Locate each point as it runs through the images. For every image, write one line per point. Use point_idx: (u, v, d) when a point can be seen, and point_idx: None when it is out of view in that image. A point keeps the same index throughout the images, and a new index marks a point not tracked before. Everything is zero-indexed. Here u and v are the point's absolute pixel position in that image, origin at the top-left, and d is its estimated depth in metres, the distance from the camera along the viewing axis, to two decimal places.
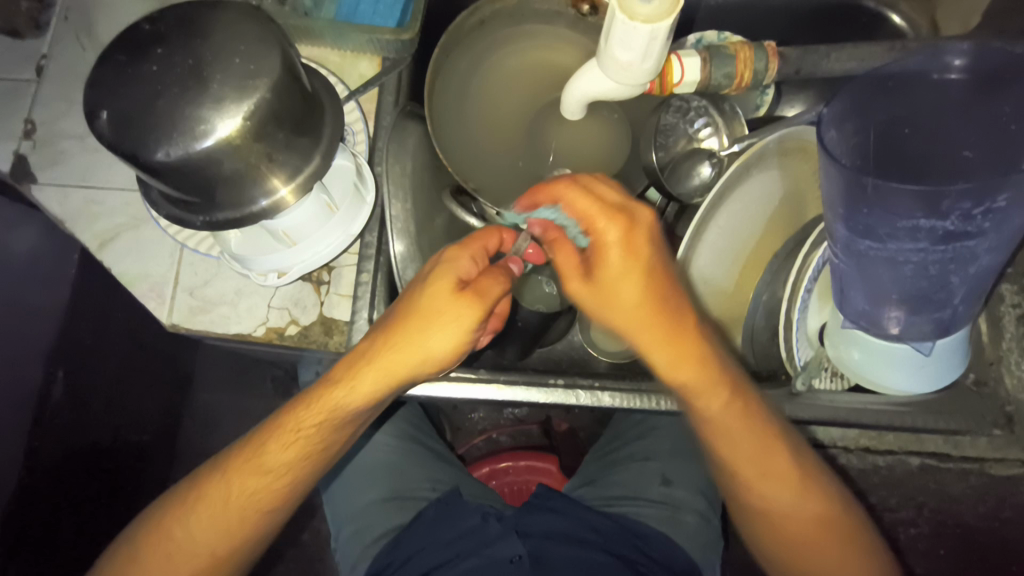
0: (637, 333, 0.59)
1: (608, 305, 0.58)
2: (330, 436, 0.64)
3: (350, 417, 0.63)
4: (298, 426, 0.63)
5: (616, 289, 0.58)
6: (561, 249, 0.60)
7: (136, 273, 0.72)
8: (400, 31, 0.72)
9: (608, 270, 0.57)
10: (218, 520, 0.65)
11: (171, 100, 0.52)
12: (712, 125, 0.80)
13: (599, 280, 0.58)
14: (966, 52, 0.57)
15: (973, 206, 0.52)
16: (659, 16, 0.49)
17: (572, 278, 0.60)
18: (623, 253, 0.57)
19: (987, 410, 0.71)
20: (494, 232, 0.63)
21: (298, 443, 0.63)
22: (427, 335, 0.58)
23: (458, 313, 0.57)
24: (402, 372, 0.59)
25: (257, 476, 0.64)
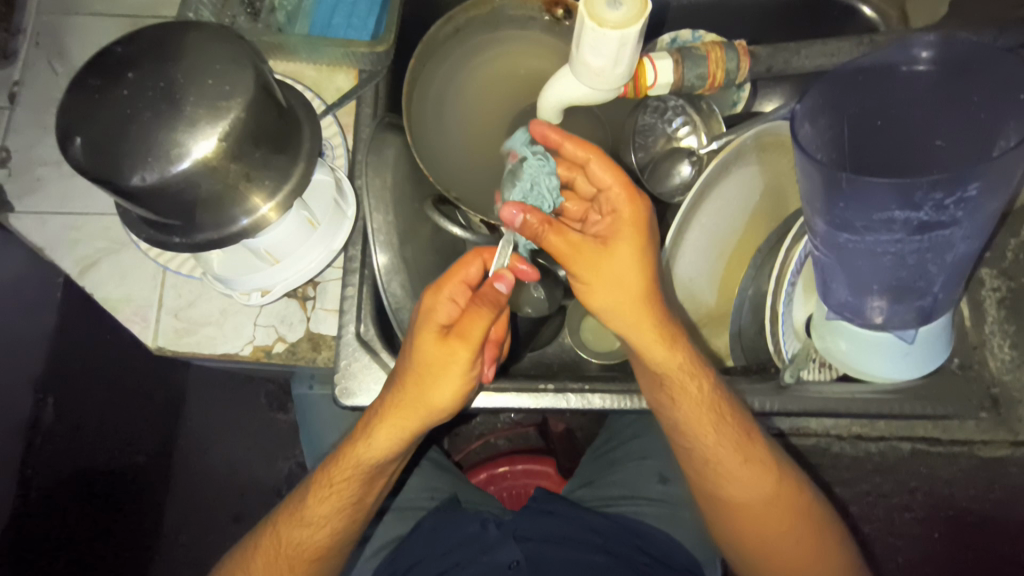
0: (632, 314, 0.60)
1: (602, 292, 0.59)
2: (367, 478, 0.65)
3: (376, 467, 0.65)
4: (340, 477, 0.65)
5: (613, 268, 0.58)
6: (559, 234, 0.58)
7: (120, 298, 0.71)
8: (375, 43, 0.72)
9: (619, 257, 0.58)
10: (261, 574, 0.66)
11: (144, 124, 0.52)
12: (689, 124, 0.80)
13: (597, 253, 0.58)
14: (933, 43, 0.56)
15: (946, 197, 0.52)
16: (629, 21, 0.48)
17: (571, 256, 0.58)
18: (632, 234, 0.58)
19: (973, 393, 0.72)
20: (472, 259, 0.60)
21: (342, 493, 0.65)
22: (426, 390, 0.60)
23: (449, 363, 0.59)
24: (414, 424, 0.62)
25: (307, 522, 0.66)
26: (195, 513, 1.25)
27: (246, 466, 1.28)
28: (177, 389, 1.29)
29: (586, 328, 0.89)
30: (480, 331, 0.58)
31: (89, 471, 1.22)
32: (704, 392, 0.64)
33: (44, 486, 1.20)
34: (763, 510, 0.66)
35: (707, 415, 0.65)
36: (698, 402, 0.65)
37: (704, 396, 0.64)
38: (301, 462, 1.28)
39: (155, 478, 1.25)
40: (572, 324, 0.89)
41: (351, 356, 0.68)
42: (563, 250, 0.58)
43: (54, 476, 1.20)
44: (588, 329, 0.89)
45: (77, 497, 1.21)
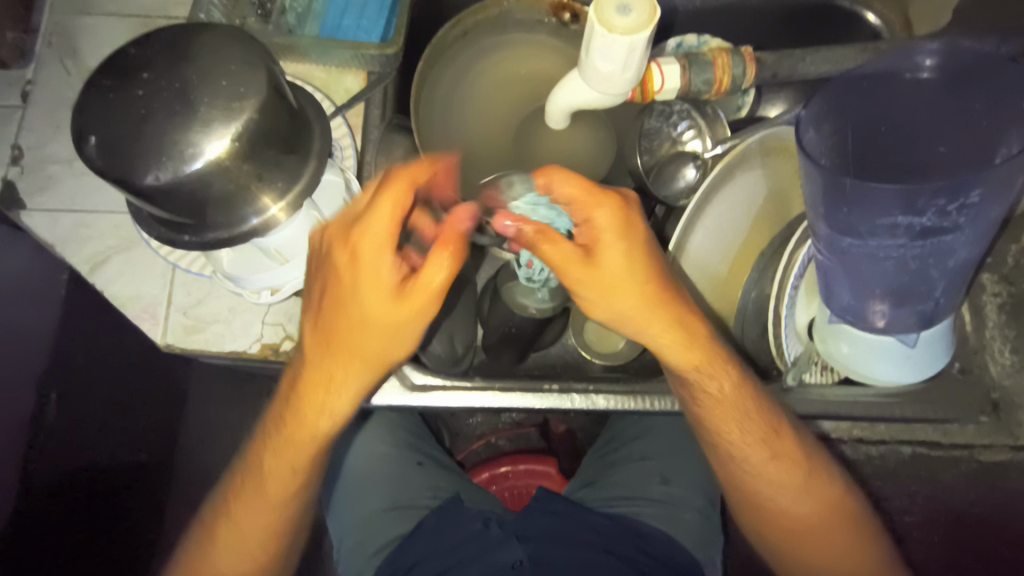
0: (629, 306, 0.58)
1: (600, 295, 0.57)
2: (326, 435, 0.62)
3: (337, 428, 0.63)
4: (302, 434, 0.62)
5: (610, 274, 0.56)
6: (556, 244, 0.56)
7: (129, 295, 0.72)
8: (385, 46, 0.73)
9: (610, 253, 0.56)
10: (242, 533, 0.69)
11: (158, 123, 0.53)
12: (694, 128, 0.81)
13: (594, 261, 0.56)
14: (936, 52, 0.58)
15: (948, 203, 0.53)
16: (639, 26, 0.49)
17: (568, 271, 0.56)
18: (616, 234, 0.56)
19: (974, 397, 0.73)
20: (461, 215, 0.56)
21: (300, 445, 0.63)
22: (365, 345, 0.56)
23: (391, 315, 0.54)
24: (362, 378, 0.58)
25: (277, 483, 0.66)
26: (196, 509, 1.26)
27: None
28: (179, 387, 1.30)
29: (591, 329, 0.88)
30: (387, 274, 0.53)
31: (90, 469, 1.23)
32: (727, 393, 0.66)
33: (45, 485, 1.20)
34: (817, 519, 0.71)
35: (732, 413, 0.67)
36: (739, 417, 0.67)
37: (749, 407, 0.67)
38: (302, 460, 1.29)
39: (156, 472, 1.28)
40: (577, 324, 0.90)
41: None
42: (555, 261, 0.56)
43: (55, 475, 1.20)
44: (592, 328, 0.89)
45: (77, 495, 1.22)
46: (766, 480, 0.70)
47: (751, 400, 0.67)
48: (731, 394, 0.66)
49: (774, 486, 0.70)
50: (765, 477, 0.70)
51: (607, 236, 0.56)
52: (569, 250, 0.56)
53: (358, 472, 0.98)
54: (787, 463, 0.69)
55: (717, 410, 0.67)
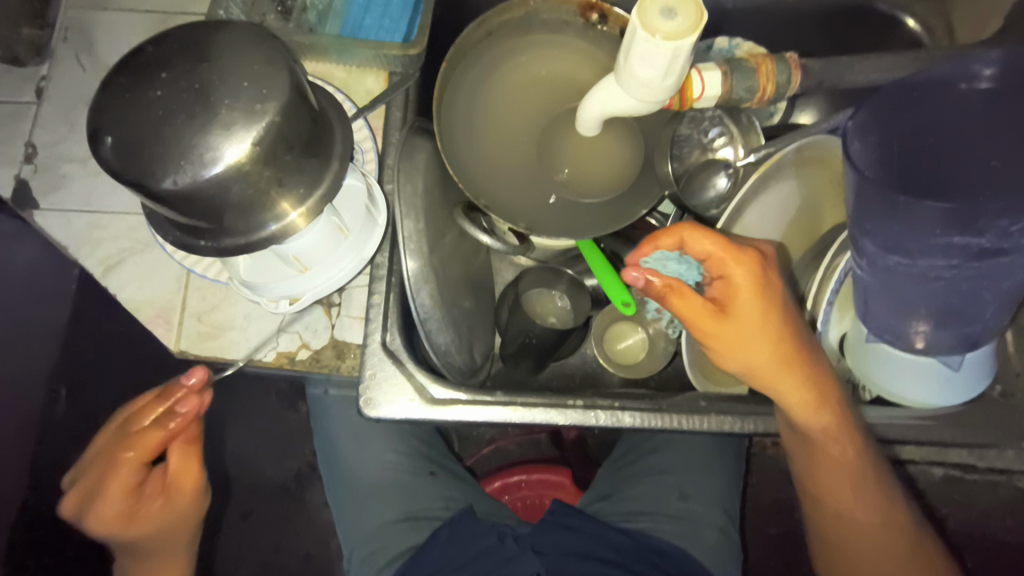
0: (765, 362, 0.61)
1: (741, 348, 0.61)
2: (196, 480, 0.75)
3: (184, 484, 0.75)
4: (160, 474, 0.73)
5: (744, 325, 0.60)
6: (685, 299, 0.60)
7: (142, 299, 0.70)
8: (408, 46, 0.71)
9: (744, 310, 0.60)
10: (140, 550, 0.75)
11: (177, 126, 0.51)
12: (726, 134, 0.79)
13: (735, 315, 0.60)
14: (995, 61, 0.55)
15: (1011, 223, 0.50)
16: (685, 31, 0.46)
17: (704, 325, 0.60)
18: (751, 290, 0.59)
19: (1014, 423, 0.69)
20: (676, 233, 0.61)
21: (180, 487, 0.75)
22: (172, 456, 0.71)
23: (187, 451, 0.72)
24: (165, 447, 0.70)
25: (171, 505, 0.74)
26: (204, 511, 1.25)
27: (255, 465, 1.27)
28: None
29: (610, 339, 0.88)
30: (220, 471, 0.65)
31: None
32: (846, 455, 0.64)
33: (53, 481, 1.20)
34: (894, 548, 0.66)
35: (844, 455, 0.65)
36: (845, 470, 0.65)
37: (850, 449, 0.64)
38: (311, 462, 1.28)
39: None
40: (598, 333, 0.88)
41: (378, 366, 0.68)
42: (687, 315, 0.60)
43: (64, 472, 1.20)
44: (612, 338, 0.88)
45: None
46: (864, 541, 0.67)
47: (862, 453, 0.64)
48: (850, 461, 0.65)
49: (867, 541, 0.67)
50: (861, 533, 0.67)
51: (747, 302, 0.60)
52: (697, 307, 0.60)
53: (371, 480, 0.97)
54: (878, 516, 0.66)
55: (833, 461, 0.65)
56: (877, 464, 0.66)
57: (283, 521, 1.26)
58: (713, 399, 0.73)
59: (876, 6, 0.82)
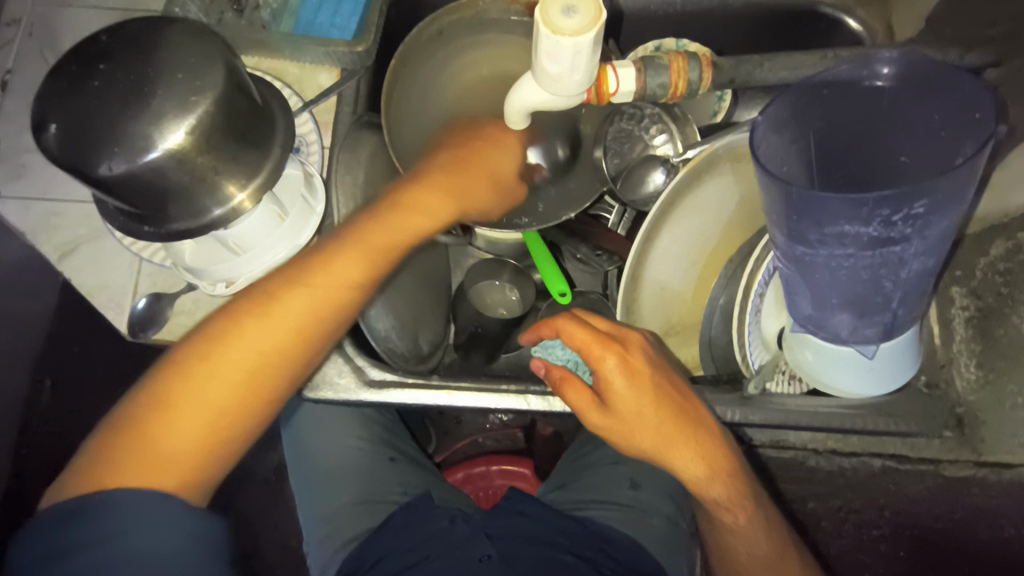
0: (652, 443, 0.63)
1: (633, 439, 0.64)
2: (360, 295, 0.64)
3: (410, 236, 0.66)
4: (337, 250, 0.63)
5: (626, 413, 0.63)
6: (572, 386, 0.65)
7: (96, 284, 0.73)
8: (353, 43, 0.73)
9: (618, 399, 0.63)
10: (181, 370, 0.58)
11: (113, 115, 0.54)
12: (666, 133, 0.80)
13: (615, 407, 0.63)
14: (893, 60, 0.56)
15: (893, 213, 0.51)
16: (585, 28, 0.48)
17: (590, 414, 0.65)
18: (623, 377, 0.63)
19: (939, 412, 0.72)
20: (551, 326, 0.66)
21: (398, 224, 0.65)
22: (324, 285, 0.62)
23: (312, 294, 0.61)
24: (344, 289, 0.62)
25: (312, 301, 0.61)
26: None
27: None
28: None
29: None
30: (162, 489, 0.55)
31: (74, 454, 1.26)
32: (743, 522, 0.68)
33: (35, 469, 1.25)
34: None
35: (752, 534, 0.68)
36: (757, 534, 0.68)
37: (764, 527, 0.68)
38: None
39: None
40: None
41: None
42: (579, 406, 0.65)
43: (44, 459, 1.25)
44: None
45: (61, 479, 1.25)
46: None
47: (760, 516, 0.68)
48: (746, 527, 0.68)
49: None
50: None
51: (622, 397, 0.63)
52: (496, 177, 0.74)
53: (332, 468, 0.99)
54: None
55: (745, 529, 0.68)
56: (779, 537, 0.70)
57: (258, 509, 1.29)
58: None
59: (820, 6, 0.84)
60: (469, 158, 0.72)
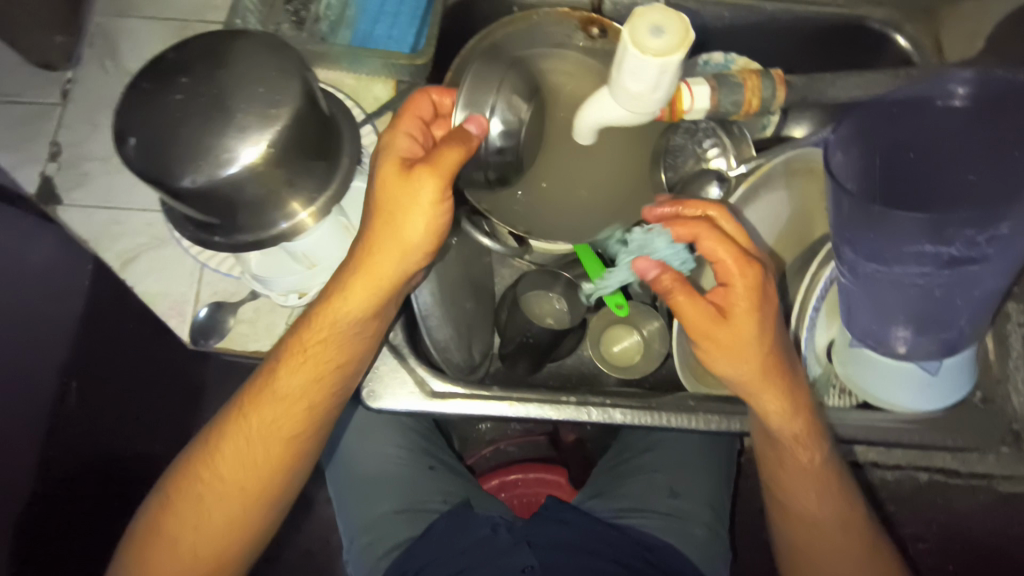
0: (751, 372, 0.62)
1: (749, 371, 0.62)
2: (337, 379, 0.69)
3: (358, 327, 0.66)
4: (275, 386, 0.67)
5: (743, 331, 0.60)
6: (693, 301, 0.60)
7: (157, 292, 0.73)
8: (414, 56, 0.74)
9: (743, 319, 0.59)
10: (206, 450, 0.69)
11: (197, 129, 0.54)
12: (719, 146, 0.81)
13: (732, 322, 0.60)
14: (969, 80, 0.58)
15: (977, 234, 0.53)
16: (670, 50, 0.50)
17: (704, 330, 0.60)
18: (752, 297, 0.59)
19: (995, 428, 0.71)
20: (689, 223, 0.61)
21: (335, 313, 0.65)
22: (283, 372, 0.67)
23: (272, 440, 0.68)
24: (301, 379, 0.67)
25: (274, 406, 0.67)
26: None
27: None
28: (194, 382, 1.30)
29: (607, 341, 0.88)
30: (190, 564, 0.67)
31: (107, 456, 1.27)
32: (810, 461, 0.68)
33: (64, 470, 1.26)
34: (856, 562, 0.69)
35: (816, 475, 0.68)
36: (814, 473, 0.68)
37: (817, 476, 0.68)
38: None
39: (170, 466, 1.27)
40: (594, 335, 0.88)
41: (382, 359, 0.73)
42: (692, 321, 0.60)
43: (76, 461, 1.26)
44: (607, 340, 0.88)
45: (93, 481, 1.26)
46: (826, 550, 0.70)
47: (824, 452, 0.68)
48: (809, 461, 0.68)
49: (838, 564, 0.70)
50: (826, 544, 0.70)
51: (754, 327, 0.60)
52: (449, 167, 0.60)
53: (372, 474, 0.99)
54: (845, 523, 0.69)
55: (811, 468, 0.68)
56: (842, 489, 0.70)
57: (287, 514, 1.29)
58: (702, 397, 0.75)
59: (868, 21, 0.84)
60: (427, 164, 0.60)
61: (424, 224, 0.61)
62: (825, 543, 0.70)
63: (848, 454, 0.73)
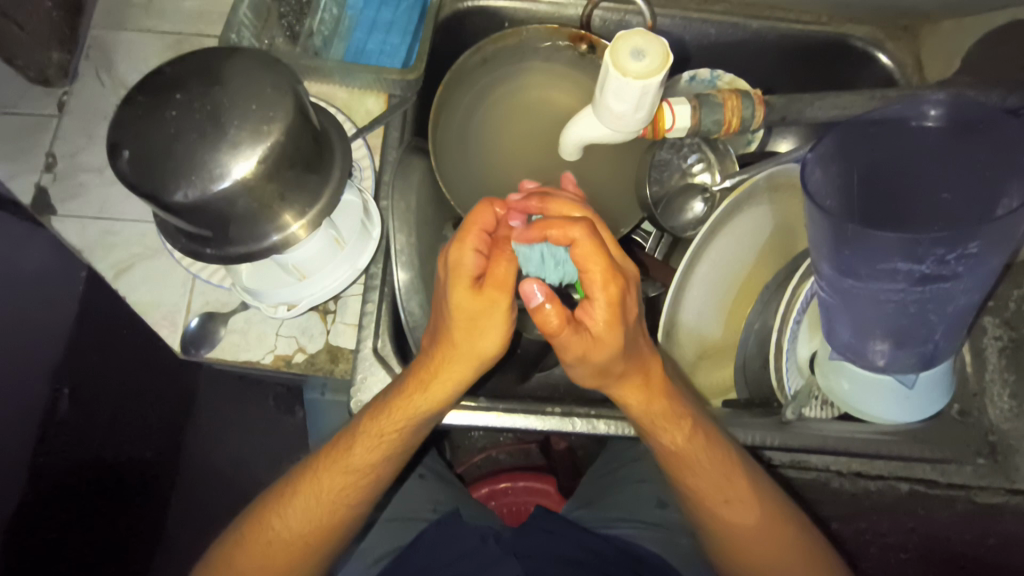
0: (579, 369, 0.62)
1: (587, 353, 0.58)
2: (394, 455, 0.70)
3: (427, 418, 0.68)
4: (354, 452, 0.68)
5: (603, 344, 0.57)
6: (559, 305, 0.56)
7: (150, 302, 0.74)
8: (405, 71, 0.76)
9: (605, 332, 0.56)
10: (274, 501, 0.70)
11: (190, 144, 0.55)
12: (704, 161, 0.83)
13: (597, 336, 0.57)
14: (941, 102, 0.59)
15: (948, 253, 0.54)
16: (653, 71, 0.56)
17: (564, 332, 0.57)
18: (605, 313, 0.56)
19: (972, 440, 0.73)
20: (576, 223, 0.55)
21: (407, 408, 0.66)
22: (355, 449, 0.68)
23: (335, 496, 0.69)
24: (376, 451, 0.68)
25: (348, 474, 0.68)
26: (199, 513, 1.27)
27: (249, 466, 1.29)
28: (188, 388, 1.32)
29: None
30: None
31: (98, 462, 1.27)
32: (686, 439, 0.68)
33: (55, 476, 1.26)
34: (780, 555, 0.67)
35: (695, 460, 0.68)
36: (703, 451, 0.68)
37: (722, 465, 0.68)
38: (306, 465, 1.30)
39: (163, 473, 1.28)
40: None
41: (368, 370, 0.71)
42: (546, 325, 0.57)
43: (66, 467, 1.26)
44: None
45: (83, 487, 1.26)
46: (744, 537, 0.69)
47: (706, 429, 0.69)
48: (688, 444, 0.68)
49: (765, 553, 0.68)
50: (754, 535, 0.68)
51: (598, 311, 0.56)
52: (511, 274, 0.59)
53: None
54: (750, 503, 0.68)
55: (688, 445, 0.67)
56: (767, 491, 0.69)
57: None
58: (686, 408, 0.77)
59: (851, 40, 0.86)
60: (502, 271, 0.59)
61: (496, 338, 0.62)
62: (733, 522, 0.69)
63: (822, 462, 0.75)
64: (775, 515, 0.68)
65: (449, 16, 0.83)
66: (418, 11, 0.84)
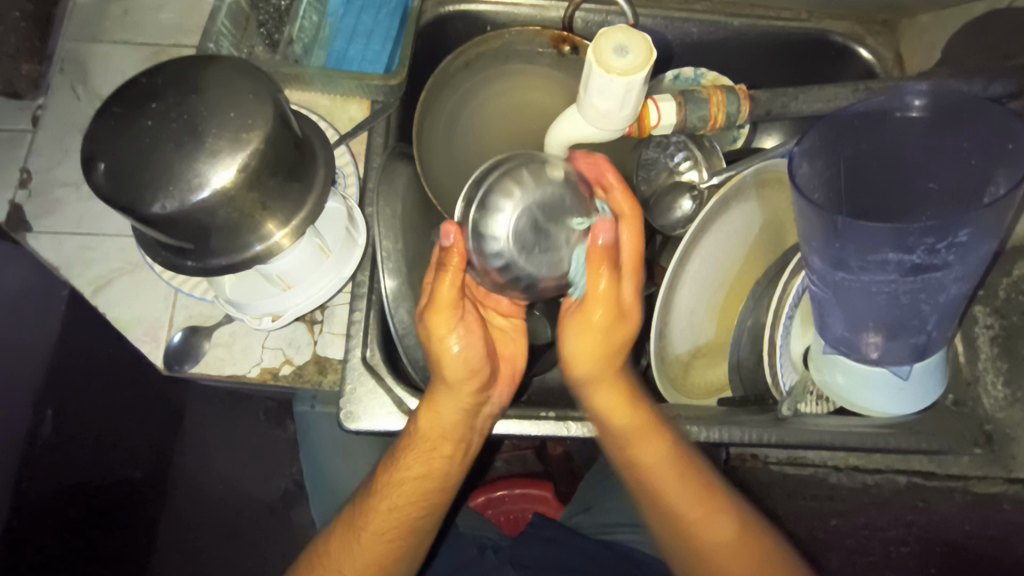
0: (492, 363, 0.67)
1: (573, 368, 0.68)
2: (441, 496, 0.70)
3: (444, 461, 0.68)
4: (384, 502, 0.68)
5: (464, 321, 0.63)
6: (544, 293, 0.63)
7: (131, 318, 0.72)
8: (388, 77, 0.75)
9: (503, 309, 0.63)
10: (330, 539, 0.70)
11: (167, 154, 0.54)
12: (691, 159, 0.83)
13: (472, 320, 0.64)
14: (925, 92, 0.59)
15: (937, 241, 0.54)
16: (635, 69, 0.56)
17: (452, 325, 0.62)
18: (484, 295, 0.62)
19: (966, 429, 0.73)
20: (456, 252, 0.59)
21: (423, 458, 0.67)
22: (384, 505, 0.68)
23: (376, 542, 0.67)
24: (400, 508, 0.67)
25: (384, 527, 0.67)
26: (192, 534, 1.25)
27: (241, 482, 1.27)
28: (176, 405, 1.29)
29: None
30: None
31: (85, 485, 1.24)
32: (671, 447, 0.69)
33: (41, 500, 1.23)
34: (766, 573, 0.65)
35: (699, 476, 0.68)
36: (663, 466, 0.68)
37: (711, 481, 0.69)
38: (297, 480, 1.28)
39: (150, 494, 1.26)
40: None
41: (357, 381, 0.70)
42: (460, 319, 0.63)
43: (51, 489, 1.23)
44: None
45: (70, 512, 1.23)
46: (708, 560, 0.67)
47: (685, 455, 0.68)
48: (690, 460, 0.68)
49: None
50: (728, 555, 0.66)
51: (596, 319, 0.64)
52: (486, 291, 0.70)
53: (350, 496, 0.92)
54: (716, 521, 0.67)
55: (655, 468, 0.68)
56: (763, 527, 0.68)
57: (268, 540, 1.25)
58: (684, 411, 0.76)
59: (832, 35, 0.86)
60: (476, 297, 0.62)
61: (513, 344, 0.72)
62: (704, 541, 0.67)
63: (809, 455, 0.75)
64: (742, 538, 0.66)
65: (430, 21, 0.83)
66: (399, 16, 0.83)
